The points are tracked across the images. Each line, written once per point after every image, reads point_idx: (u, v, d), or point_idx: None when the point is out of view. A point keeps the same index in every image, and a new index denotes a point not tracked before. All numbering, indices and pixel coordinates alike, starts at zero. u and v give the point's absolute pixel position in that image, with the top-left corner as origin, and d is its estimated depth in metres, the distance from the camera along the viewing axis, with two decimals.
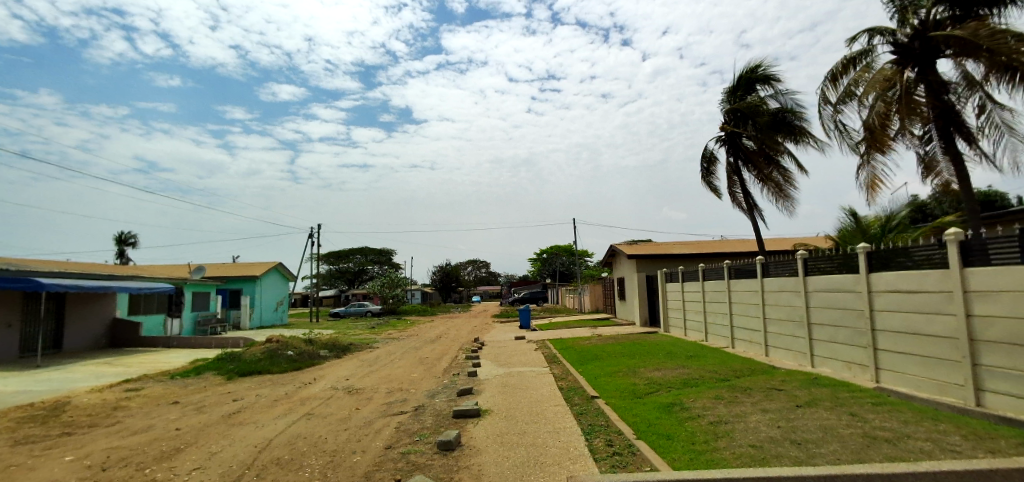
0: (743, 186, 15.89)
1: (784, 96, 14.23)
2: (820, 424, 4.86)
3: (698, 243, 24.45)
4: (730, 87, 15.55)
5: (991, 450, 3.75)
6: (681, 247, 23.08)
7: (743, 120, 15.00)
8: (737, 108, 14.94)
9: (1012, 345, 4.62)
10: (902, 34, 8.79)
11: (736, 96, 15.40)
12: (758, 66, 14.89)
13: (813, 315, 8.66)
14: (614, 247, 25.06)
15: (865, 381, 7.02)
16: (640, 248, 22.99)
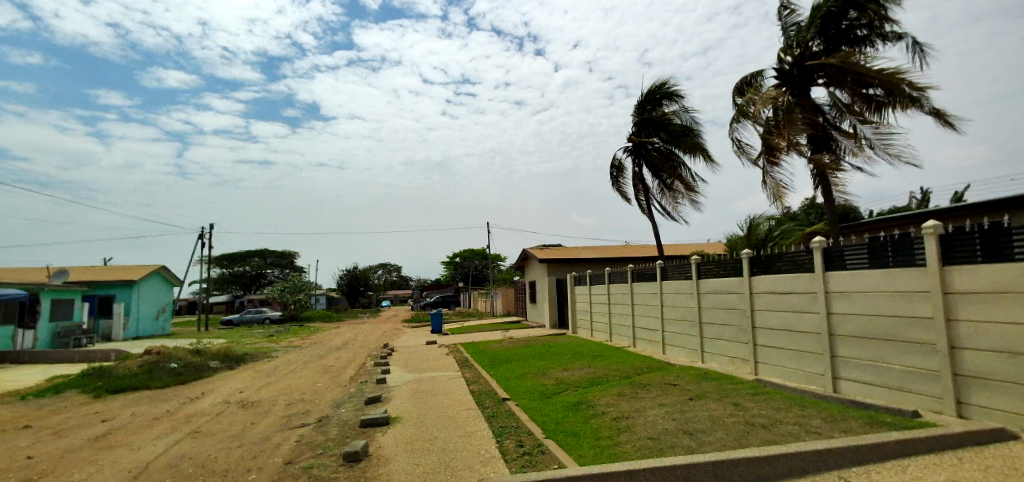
0: (648, 195, 16.94)
1: (684, 115, 15.48)
2: (708, 415, 5.26)
3: (604, 248, 25.70)
4: (639, 101, 16.55)
5: (844, 430, 4.29)
6: (589, 252, 24.10)
7: (651, 132, 16.01)
8: (646, 121, 15.92)
9: (864, 339, 5.36)
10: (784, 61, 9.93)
11: (643, 109, 16.47)
12: (663, 84, 16.02)
13: (704, 315, 9.43)
14: (525, 251, 25.56)
15: (746, 374, 7.77)
16: (551, 252, 23.69)
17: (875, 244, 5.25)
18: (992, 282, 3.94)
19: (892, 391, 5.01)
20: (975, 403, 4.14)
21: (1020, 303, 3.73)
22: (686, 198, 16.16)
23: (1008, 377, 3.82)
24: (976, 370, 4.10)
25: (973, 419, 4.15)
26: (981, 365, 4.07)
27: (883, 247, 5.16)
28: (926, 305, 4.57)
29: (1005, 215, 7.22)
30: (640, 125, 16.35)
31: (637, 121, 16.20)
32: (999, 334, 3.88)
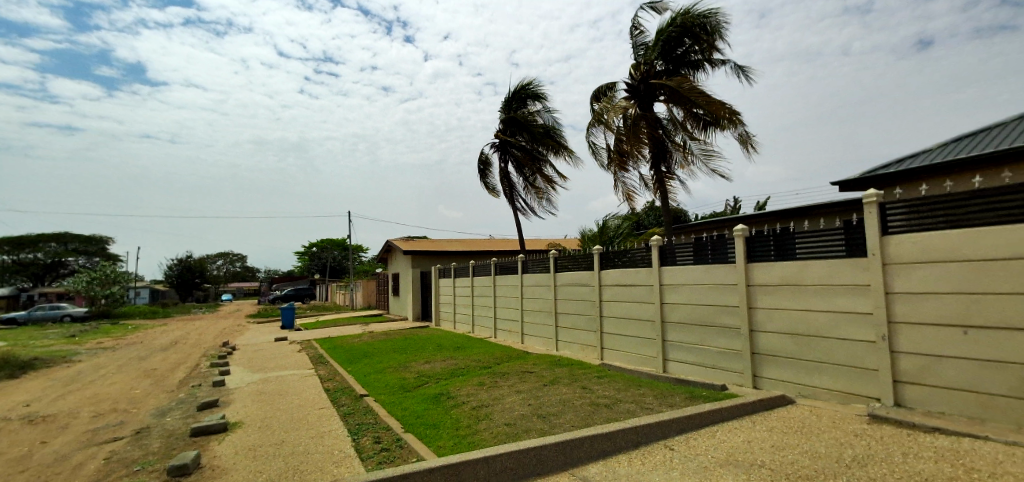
0: (510, 193, 17.59)
1: (547, 116, 16.35)
2: (560, 398, 5.58)
3: (469, 241, 26.07)
4: (506, 98, 17.03)
5: (670, 404, 4.86)
6: (454, 245, 24.22)
7: (516, 130, 16.59)
8: (512, 118, 16.46)
9: (688, 325, 6.16)
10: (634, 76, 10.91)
11: (509, 107, 16.98)
12: (528, 85, 16.70)
13: (559, 306, 10.05)
14: (389, 242, 24.70)
15: (594, 359, 8.48)
16: (416, 244, 23.25)
17: (699, 242, 6.00)
18: (782, 276, 4.87)
19: (707, 369, 5.85)
20: (766, 376, 5.06)
21: (802, 294, 4.68)
22: (547, 195, 17.06)
23: (791, 354, 4.80)
24: (768, 349, 5.04)
25: (765, 389, 5.05)
26: (771, 344, 5.01)
27: (704, 246, 5.94)
28: (734, 295, 5.41)
29: (790, 222, 8.92)
30: (506, 122, 16.84)
31: (504, 118, 16.65)
32: (788, 319, 4.83)
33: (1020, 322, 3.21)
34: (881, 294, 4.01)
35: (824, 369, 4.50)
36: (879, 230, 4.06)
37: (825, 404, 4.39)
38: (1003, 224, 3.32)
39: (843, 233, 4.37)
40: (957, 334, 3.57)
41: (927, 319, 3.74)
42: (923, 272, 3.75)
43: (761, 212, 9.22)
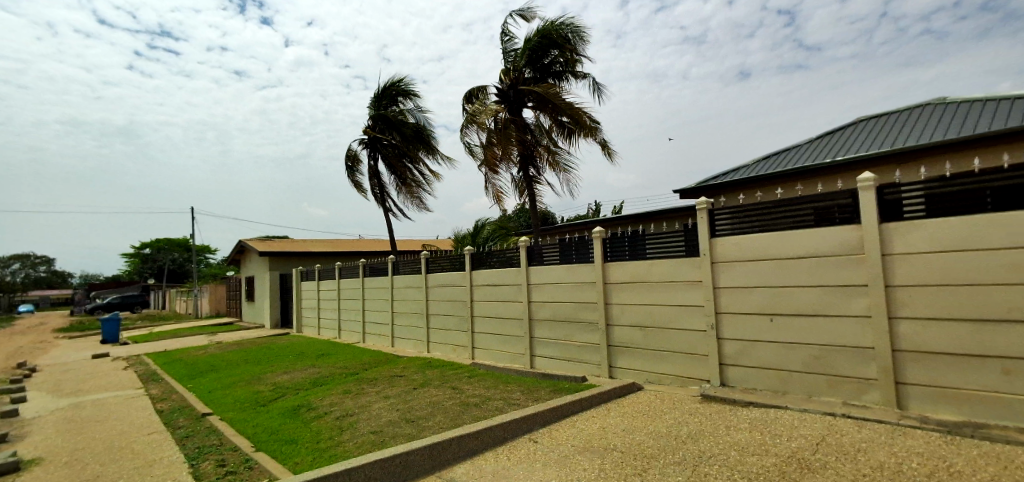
0: (381, 195, 17.01)
1: (419, 114, 16.16)
2: (430, 400, 5.47)
3: (337, 241, 24.59)
4: (376, 95, 16.46)
5: (536, 398, 5.05)
6: (320, 245, 22.64)
7: (387, 127, 16.10)
8: (383, 115, 15.93)
9: (553, 322, 6.41)
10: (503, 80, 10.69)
11: (380, 103, 16.43)
12: (400, 82, 16.32)
13: (431, 307, 9.92)
14: (242, 242, 22.22)
15: (464, 359, 8.53)
16: (275, 245, 21.23)
17: (565, 243, 6.23)
18: (633, 274, 5.33)
19: (570, 363, 6.15)
20: (620, 366, 5.49)
21: (649, 290, 5.16)
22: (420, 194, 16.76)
23: (640, 344, 5.27)
24: (621, 341, 5.47)
25: (619, 378, 5.48)
26: (623, 337, 5.46)
27: (570, 246, 6.18)
28: (593, 292, 5.79)
29: (641, 224, 9.89)
30: (377, 118, 16.25)
31: (374, 114, 16.05)
32: (637, 313, 5.29)
33: (810, 309, 4.00)
34: (710, 288, 4.59)
35: (666, 356, 5.01)
36: (708, 233, 4.65)
37: (666, 388, 4.88)
38: (799, 229, 4.09)
39: (682, 235, 4.93)
40: (766, 320, 4.26)
41: (744, 308, 4.39)
42: (741, 269, 4.41)
43: (620, 215, 10.06)
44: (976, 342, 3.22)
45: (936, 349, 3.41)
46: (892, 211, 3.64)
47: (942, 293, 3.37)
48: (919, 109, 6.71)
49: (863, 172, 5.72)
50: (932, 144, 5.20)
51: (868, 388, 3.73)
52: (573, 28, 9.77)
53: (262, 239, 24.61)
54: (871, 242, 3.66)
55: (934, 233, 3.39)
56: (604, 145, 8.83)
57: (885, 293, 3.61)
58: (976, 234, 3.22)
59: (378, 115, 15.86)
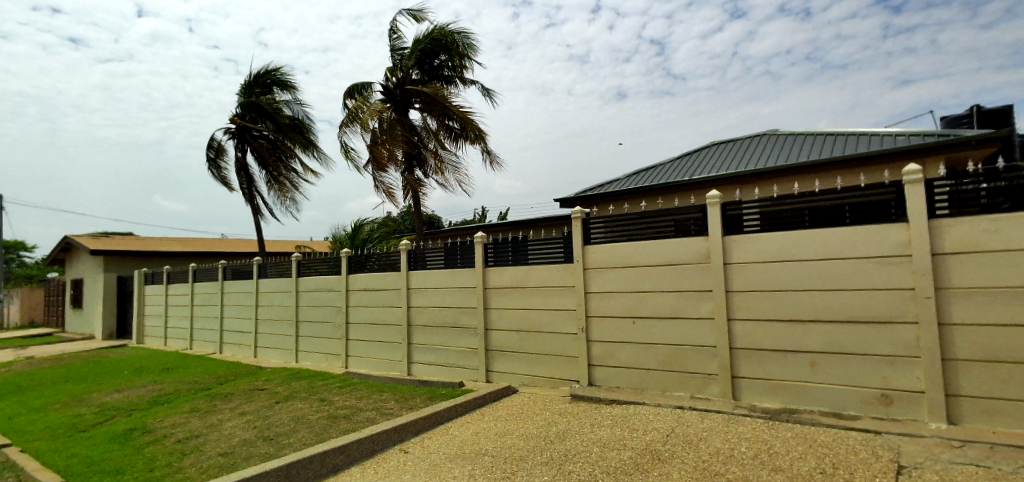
0: (247, 195, 14.50)
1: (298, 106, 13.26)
2: (292, 415, 5.04)
3: (196, 240, 21.91)
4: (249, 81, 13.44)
5: (410, 406, 4.90)
6: (173, 245, 19.97)
7: (257, 117, 13.31)
8: (250, 102, 13.07)
9: (433, 328, 6.27)
10: (387, 77, 9.13)
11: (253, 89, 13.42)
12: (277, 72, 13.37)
13: (300, 314, 8.91)
14: (66, 240, 18.79)
15: (338, 369, 7.77)
16: (113, 244, 18.27)
17: (449, 247, 6.16)
18: (512, 279, 5.43)
19: (450, 369, 6.07)
20: (497, 370, 5.56)
21: (527, 295, 5.29)
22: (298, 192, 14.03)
23: (517, 348, 5.37)
24: (499, 345, 5.54)
25: (495, 382, 5.54)
26: (501, 341, 5.54)
27: (454, 250, 6.12)
28: (473, 297, 5.81)
29: (524, 230, 10.24)
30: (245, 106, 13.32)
31: (240, 100, 13.14)
32: (515, 317, 5.39)
33: (665, 313, 4.37)
34: (582, 293, 4.82)
35: (541, 359, 5.17)
36: (581, 241, 4.89)
37: (540, 390, 5.04)
38: (660, 239, 4.44)
39: (560, 241, 5.10)
40: (629, 323, 4.58)
41: (610, 311, 4.68)
42: (609, 275, 4.70)
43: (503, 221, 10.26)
44: (790, 338, 3.82)
45: (761, 346, 3.93)
46: (733, 225, 4.09)
47: (764, 298, 3.92)
48: (757, 139, 7.71)
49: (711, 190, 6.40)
50: (763, 170, 5.98)
51: (709, 383, 4.16)
52: (463, 35, 8.42)
53: (96, 235, 20.98)
54: (716, 253, 4.09)
55: (763, 246, 3.94)
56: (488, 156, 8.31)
57: (726, 298, 4.07)
58: (794, 249, 3.82)
59: (243, 102, 13.01)
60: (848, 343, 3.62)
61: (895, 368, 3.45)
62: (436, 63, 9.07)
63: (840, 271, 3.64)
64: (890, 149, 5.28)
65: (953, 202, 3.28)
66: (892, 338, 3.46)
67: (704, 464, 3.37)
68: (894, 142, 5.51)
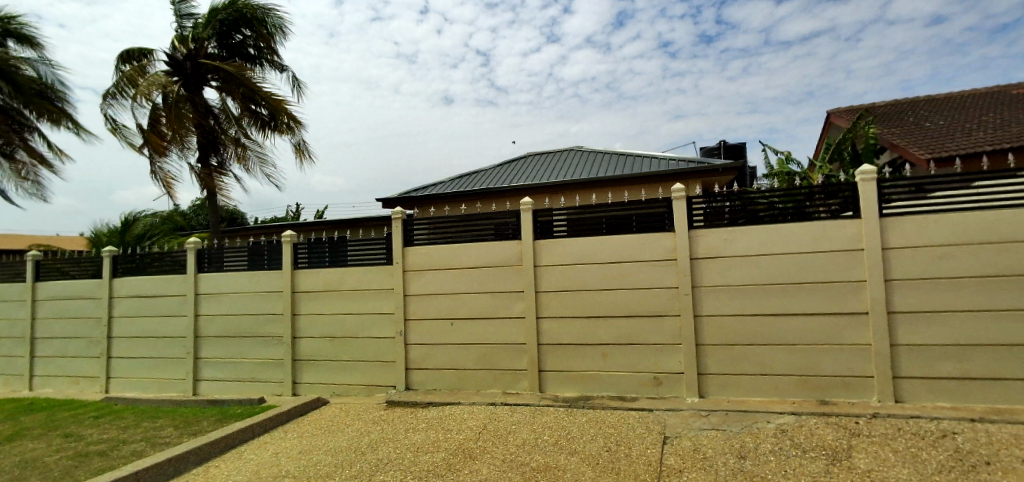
0: None
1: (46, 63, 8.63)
2: (15, 461, 3.90)
3: None
4: None
5: (194, 432, 4.19)
6: None
7: None
8: None
9: (227, 338, 5.50)
10: (174, 45, 7.50)
11: None
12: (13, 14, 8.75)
13: (37, 329, 6.96)
14: None
15: (92, 394, 6.26)
16: None
17: (253, 248, 5.50)
18: (327, 281, 5.06)
19: (250, 384, 5.39)
20: (305, 381, 5.13)
21: (342, 299, 4.99)
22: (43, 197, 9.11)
23: (329, 356, 5.02)
24: (309, 353, 5.11)
25: (303, 394, 5.10)
26: (310, 349, 5.11)
27: (259, 251, 5.49)
28: (279, 302, 5.26)
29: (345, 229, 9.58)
30: None
31: None
32: (328, 323, 5.04)
33: (481, 313, 4.52)
34: (401, 296, 4.73)
35: (356, 366, 4.92)
36: (402, 242, 4.79)
37: (353, 399, 4.78)
38: (478, 242, 4.57)
39: (382, 242, 4.92)
40: (447, 324, 4.62)
41: (428, 313, 4.67)
42: (429, 276, 4.69)
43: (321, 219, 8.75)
44: (588, 333, 4.25)
45: (563, 341, 4.31)
46: (542, 229, 4.40)
47: (568, 297, 4.30)
48: (563, 153, 8.68)
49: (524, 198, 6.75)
50: (568, 181, 6.53)
51: (520, 377, 4.41)
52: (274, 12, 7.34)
53: None
54: (527, 255, 4.37)
55: (567, 250, 4.32)
56: (299, 147, 7.46)
57: (535, 297, 4.37)
58: (590, 252, 4.26)
59: None
60: (630, 335, 4.16)
61: (663, 355, 4.07)
62: (239, 39, 7.74)
63: (625, 272, 4.16)
64: (662, 170, 6.24)
65: (706, 214, 4.03)
66: (661, 329, 4.07)
67: (511, 456, 3.51)
68: (665, 165, 6.56)
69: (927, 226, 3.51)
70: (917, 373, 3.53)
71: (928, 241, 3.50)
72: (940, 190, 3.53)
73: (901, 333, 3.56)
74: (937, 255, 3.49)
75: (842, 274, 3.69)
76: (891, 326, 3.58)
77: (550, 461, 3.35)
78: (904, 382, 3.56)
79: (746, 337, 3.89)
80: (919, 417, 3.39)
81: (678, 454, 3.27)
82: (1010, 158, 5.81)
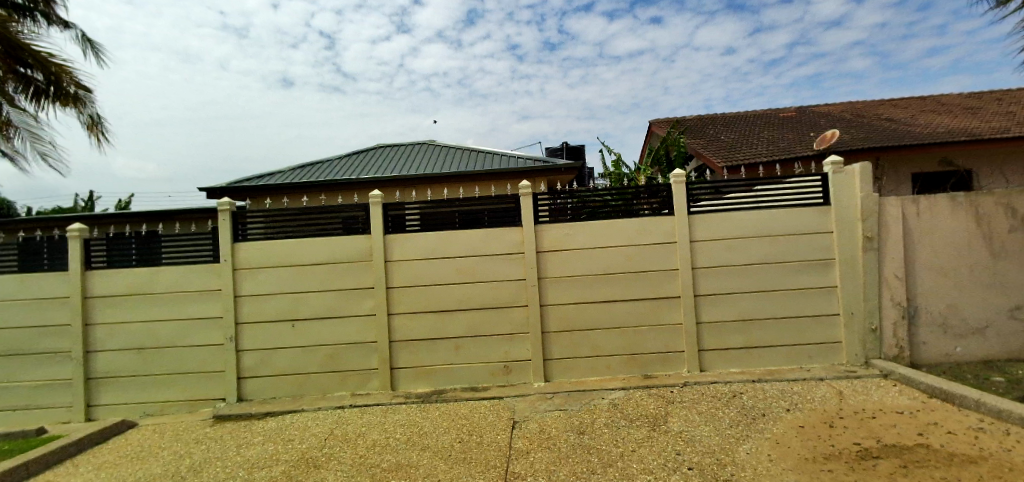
0: None
1: None
2: None
3: None
4: None
5: None
6: None
7: None
8: None
9: None
10: None
11: None
12: None
13: None
14: None
15: None
16: None
17: (25, 246, 4.44)
18: (133, 284, 4.32)
19: (22, 413, 4.37)
20: (103, 403, 4.33)
21: (154, 304, 4.31)
22: None
23: (137, 371, 4.31)
24: (108, 370, 4.31)
25: (101, 418, 4.31)
26: (111, 364, 4.32)
27: (35, 249, 4.45)
28: (64, 311, 4.34)
29: None
30: None
31: None
32: (135, 332, 4.32)
33: (326, 312, 4.26)
34: (230, 297, 4.25)
35: (173, 380, 4.29)
36: (232, 237, 4.30)
37: (170, 418, 4.16)
38: (322, 237, 4.30)
39: (208, 237, 4.36)
40: (287, 326, 4.27)
41: (265, 316, 4.27)
42: (265, 275, 4.28)
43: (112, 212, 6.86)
44: (440, 327, 4.27)
45: (415, 336, 4.27)
46: (394, 224, 4.30)
47: (420, 292, 4.27)
48: (416, 146, 8.64)
49: (373, 191, 6.52)
50: (419, 175, 6.47)
51: (370, 377, 4.27)
52: None
53: None
54: (377, 251, 4.23)
55: (419, 245, 4.27)
56: (92, 122, 6.21)
57: (385, 294, 4.25)
58: (442, 247, 4.27)
59: None
60: (482, 327, 4.27)
61: (512, 344, 4.27)
62: None
63: (476, 266, 4.26)
64: (509, 168, 6.52)
65: (550, 210, 4.29)
66: (510, 319, 4.26)
67: (361, 460, 3.27)
68: (513, 163, 6.86)
69: (722, 222, 4.19)
70: (715, 345, 4.21)
71: (721, 234, 4.19)
72: (731, 192, 4.24)
73: (704, 313, 4.21)
74: (729, 246, 4.19)
75: (658, 263, 4.23)
76: (697, 307, 4.21)
77: (402, 461, 3.18)
78: (706, 353, 4.22)
79: (585, 322, 4.26)
80: (716, 382, 4.05)
81: (526, 437, 3.40)
82: (759, 169, 7.65)
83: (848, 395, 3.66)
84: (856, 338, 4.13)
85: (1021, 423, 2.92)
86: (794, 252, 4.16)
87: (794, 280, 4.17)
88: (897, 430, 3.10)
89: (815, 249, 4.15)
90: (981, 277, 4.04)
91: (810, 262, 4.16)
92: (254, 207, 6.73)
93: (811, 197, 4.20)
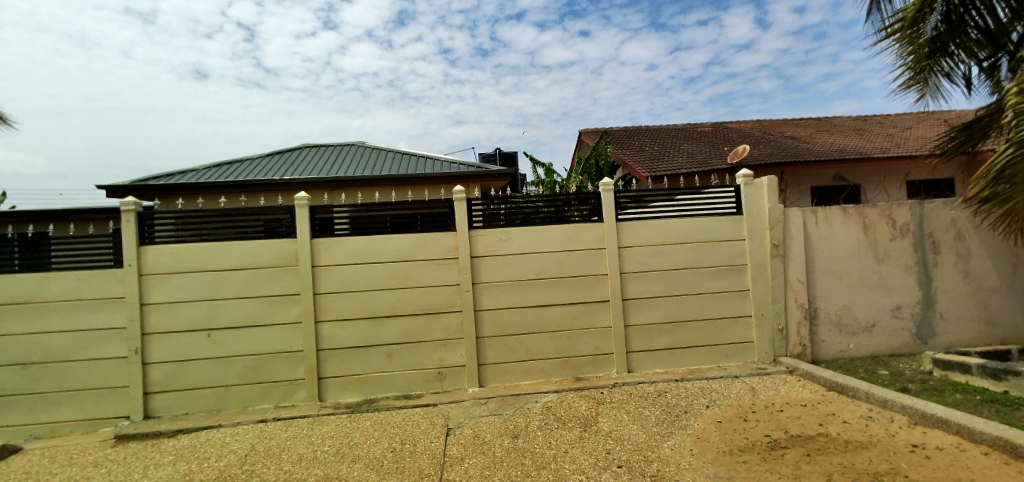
0: None
1: None
2: None
3: None
4: None
5: None
6: None
7: None
8: None
9: None
10: None
11: None
12: None
13: None
14: None
15: None
16: None
17: None
18: (17, 293, 3.87)
19: None
20: None
21: (44, 314, 3.89)
22: None
23: (22, 389, 3.85)
24: None
25: None
26: None
27: None
28: None
29: None
30: None
31: None
32: (20, 346, 3.86)
33: (246, 320, 4.03)
34: (136, 306, 3.91)
35: (68, 398, 3.88)
36: (136, 240, 3.95)
37: (63, 440, 3.76)
38: (242, 240, 4.07)
39: (109, 240, 3.99)
40: (202, 337, 3.99)
41: (177, 325, 3.97)
42: (176, 282, 3.98)
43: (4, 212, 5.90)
44: (370, 334, 4.16)
45: (345, 344, 4.13)
46: (322, 228, 4.16)
47: (348, 298, 4.14)
48: (342, 147, 8.38)
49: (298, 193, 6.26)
50: (347, 177, 6.28)
51: (296, 388, 4.08)
52: None
53: None
54: (303, 256, 4.06)
55: (347, 249, 4.14)
56: None
57: (313, 300, 4.08)
58: (372, 251, 4.17)
59: None
60: (414, 333, 4.21)
61: (447, 350, 4.23)
62: None
63: (407, 271, 4.20)
64: (441, 172, 6.48)
65: (484, 216, 4.32)
66: (444, 325, 4.23)
67: (286, 475, 3.08)
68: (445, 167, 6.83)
69: (647, 229, 4.40)
70: (642, 346, 4.40)
71: (647, 241, 4.40)
72: (655, 201, 4.46)
73: (632, 316, 4.39)
74: (654, 252, 4.40)
75: (589, 268, 4.36)
76: (625, 311, 4.38)
77: (331, 473, 3.06)
78: (633, 354, 4.40)
79: (519, 327, 4.30)
80: (642, 382, 4.23)
81: (460, 444, 3.38)
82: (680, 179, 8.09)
83: (759, 391, 3.94)
84: (766, 338, 4.46)
85: (902, 410, 3.29)
86: (713, 257, 4.44)
87: (713, 283, 4.44)
88: (801, 422, 3.37)
89: (730, 255, 4.45)
90: (868, 279, 4.50)
91: (726, 267, 4.45)
92: (165, 208, 6.27)
93: (725, 206, 4.50)
